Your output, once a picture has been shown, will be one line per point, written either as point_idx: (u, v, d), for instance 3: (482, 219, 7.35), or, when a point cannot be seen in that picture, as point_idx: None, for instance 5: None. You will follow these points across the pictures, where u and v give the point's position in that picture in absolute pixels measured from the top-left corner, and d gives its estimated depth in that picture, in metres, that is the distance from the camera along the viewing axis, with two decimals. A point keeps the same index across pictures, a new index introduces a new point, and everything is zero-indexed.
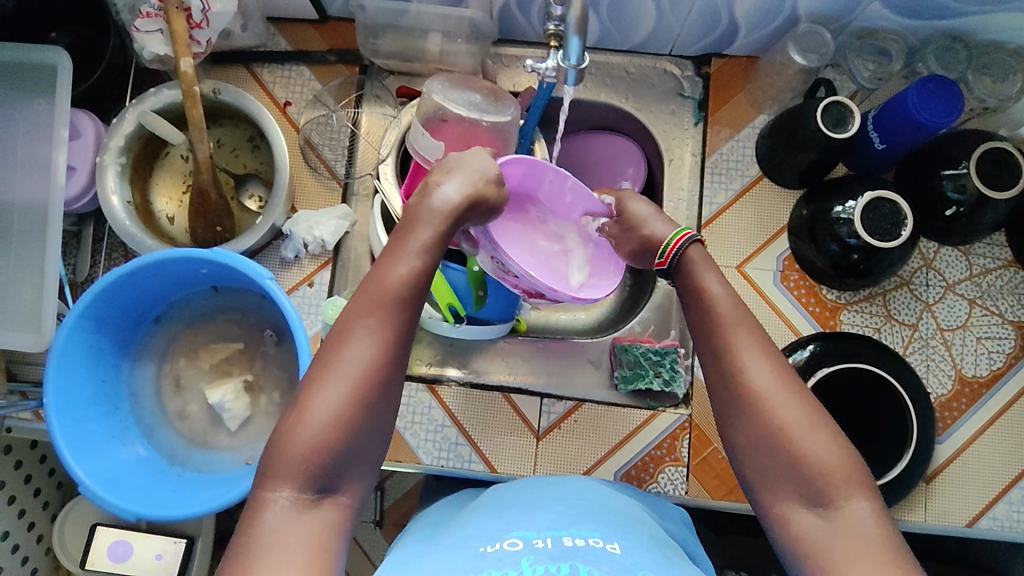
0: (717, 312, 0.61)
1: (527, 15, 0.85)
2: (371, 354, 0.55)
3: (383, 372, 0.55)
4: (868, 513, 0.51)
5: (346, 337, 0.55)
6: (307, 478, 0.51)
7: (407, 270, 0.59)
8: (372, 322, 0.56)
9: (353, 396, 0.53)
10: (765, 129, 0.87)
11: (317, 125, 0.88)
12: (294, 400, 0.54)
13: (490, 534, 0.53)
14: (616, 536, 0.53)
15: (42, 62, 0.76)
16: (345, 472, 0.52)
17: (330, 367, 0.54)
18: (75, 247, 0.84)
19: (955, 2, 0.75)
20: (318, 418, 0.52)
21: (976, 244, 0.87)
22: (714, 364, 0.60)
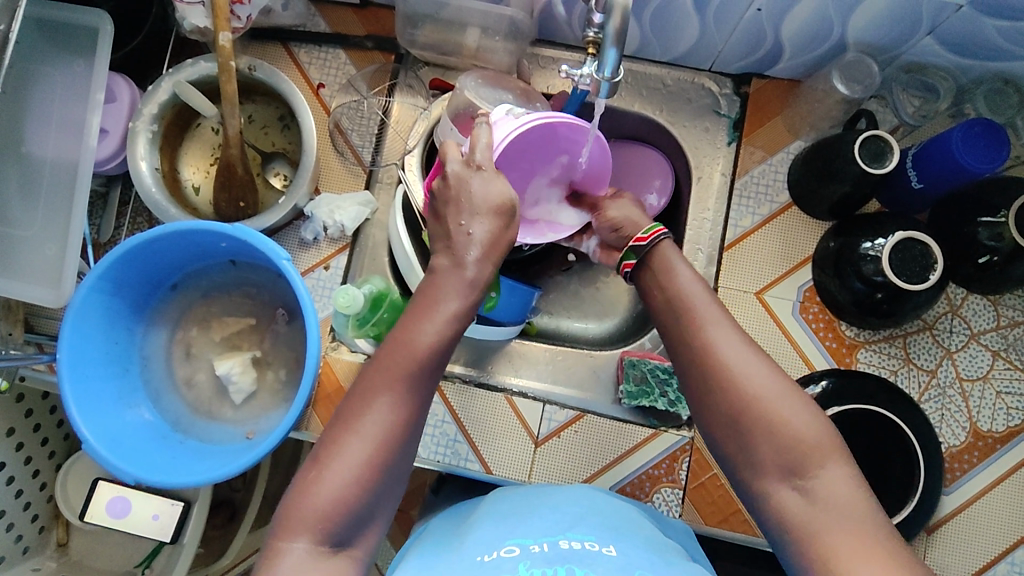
0: (682, 293, 0.65)
1: (569, 18, 0.84)
2: (391, 420, 0.55)
3: (403, 433, 0.56)
4: (842, 481, 0.52)
5: (370, 401, 0.56)
6: (320, 522, 0.51)
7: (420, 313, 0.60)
8: (398, 391, 0.56)
9: (370, 460, 0.53)
10: (799, 155, 0.85)
11: (348, 110, 0.88)
12: (313, 458, 0.54)
13: (488, 542, 0.53)
14: (613, 540, 0.54)
15: (85, 23, 0.77)
16: (358, 526, 0.53)
17: (351, 427, 0.55)
18: (102, 208, 0.85)
19: (1011, 45, 0.72)
20: (339, 474, 0.52)
21: (1006, 295, 0.84)
22: (687, 354, 0.61)
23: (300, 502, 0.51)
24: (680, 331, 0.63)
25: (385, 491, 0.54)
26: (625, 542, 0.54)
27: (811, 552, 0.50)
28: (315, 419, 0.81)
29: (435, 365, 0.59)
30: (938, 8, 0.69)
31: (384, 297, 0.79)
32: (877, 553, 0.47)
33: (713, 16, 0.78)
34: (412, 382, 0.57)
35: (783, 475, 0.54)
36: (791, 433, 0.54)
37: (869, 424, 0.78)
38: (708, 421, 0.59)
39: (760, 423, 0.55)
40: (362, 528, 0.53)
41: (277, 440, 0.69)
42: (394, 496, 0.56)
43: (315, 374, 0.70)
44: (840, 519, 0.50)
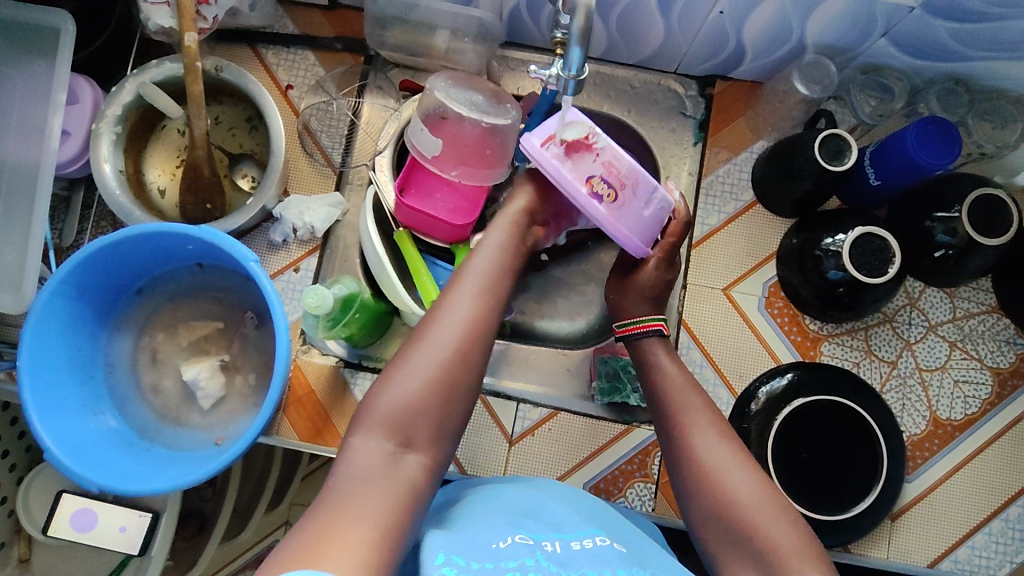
0: (671, 392, 0.68)
1: (537, 20, 0.85)
2: (457, 327, 0.61)
3: (472, 338, 0.62)
4: None
5: (434, 316, 0.62)
6: (393, 423, 0.56)
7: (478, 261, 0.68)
8: (457, 304, 0.63)
9: (442, 361, 0.59)
10: (762, 155, 0.87)
11: (317, 111, 0.88)
12: (388, 368, 0.60)
13: (499, 526, 0.56)
14: (616, 537, 0.59)
15: (45, 24, 0.76)
16: (424, 426, 0.57)
17: (422, 339, 0.61)
18: (64, 212, 0.84)
19: (960, 46, 0.75)
20: (408, 376, 0.58)
21: (962, 287, 0.87)
22: (675, 462, 0.64)
23: (372, 405, 0.57)
24: (670, 435, 0.66)
25: (452, 396, 0.59)
26: (627, 540, 0.59)
27: None
28: (286, 423, 0.80)
29: (492, 286, 0.66)
30: (891, 10, 0.72)
31: (354, 298, 0.77)
32: None
33: (677, 18, 0.79)
34: (471, 301, 0.64)
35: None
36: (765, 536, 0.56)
37: (840, 421, 0.80)
38: (689, 513, 0.62)
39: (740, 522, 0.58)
40: (428, 430, 0.57)
41: (246, 445, 0.68)
42: (465, 407, 0.60)
43: (283, 377, 0.69)
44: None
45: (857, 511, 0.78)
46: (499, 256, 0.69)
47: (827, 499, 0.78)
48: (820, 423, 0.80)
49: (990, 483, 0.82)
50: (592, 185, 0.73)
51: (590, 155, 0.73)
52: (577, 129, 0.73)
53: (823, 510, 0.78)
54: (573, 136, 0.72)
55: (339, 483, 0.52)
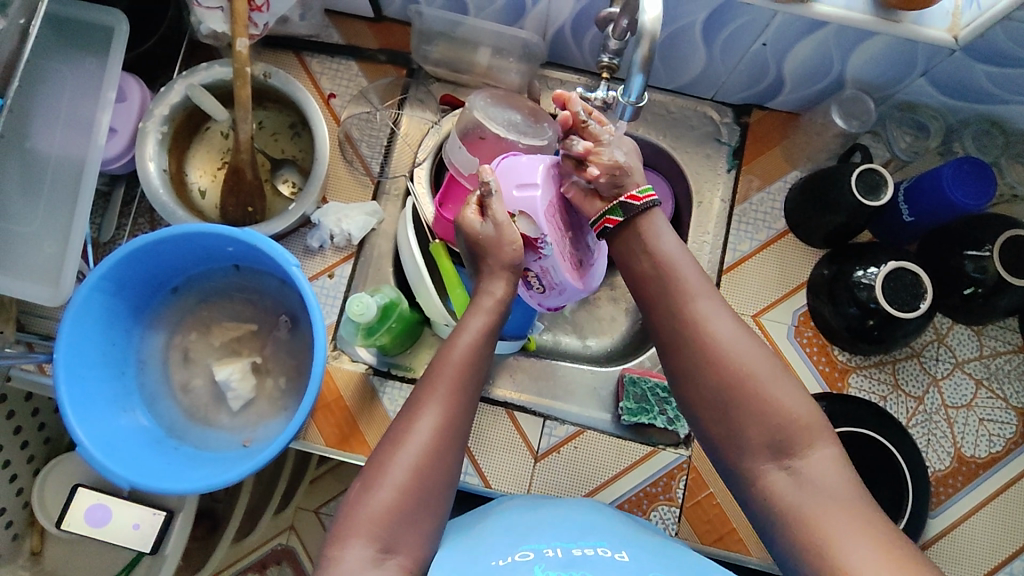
0: (675, 272, 0.66)
1: (580, 44, 0.86)
2: (437, 426, 0.61)
3: (450, 435, 0.61)
4: (826, 462, 0.55)
5: (416, 413, 0.61)
6: (374, 531, 0.56)
7: (466, 342, 0.66)
8: (438, 397, 0.62)
9: (421, 464, 0.59)
10: (796, 185, 0.88)
11: (358, 121, 0.89)
12: (367, 471, 0.59)
13: (503, 547, 0.56)
14: (624, 548, 0.57)
15: (100, 23, 0.78)
16: (404, 532, 0.57)
17: (403, 440, 0.60)
18: (104, 207, 0.84)
19: (997, 89, 0.76)
20: (386, 485, 0.58)
21: (989, 326, 0.88)
22: (678, 330, 0.63)
23: (354, 512, 0.57)
24: (668, 306, 0.65)
25: (432, 497, 0.59)
26: (640, 548, 0.58)
27: (798, 539, 0.52)
28: (314, 427, 0.81)
29: (473, 376, 0.65)
30: (932, 51, 0.73)
31: (393, 307, 0.77)
32: (858, 518, 0.51)
33: (720, 47, 0.81)
34: (451, 395, 0.63)
35: (773, 457, 0.56)
36: (774, 407, 0.57)
37: (860, 452, 0.81)
38: (694, 402, 0.61)
39: (752, 402, 0.58)
40: (408, 534, 0.57)
41: (279, 449, 0.68)
42: (440, 508, 0.60)
43: (319, 383, 0.69)
44: (822, 499, 0.53)
45: None
46: (485, 339, 0.67)
47: None
48: None
49: (1016, 522, 0.83)
50: (528, 271, 0.78)
51: (533, 252, 0.76)
52: (533, 226, 0.74)
53: None
54: (521, 230, 0.73)
55: None
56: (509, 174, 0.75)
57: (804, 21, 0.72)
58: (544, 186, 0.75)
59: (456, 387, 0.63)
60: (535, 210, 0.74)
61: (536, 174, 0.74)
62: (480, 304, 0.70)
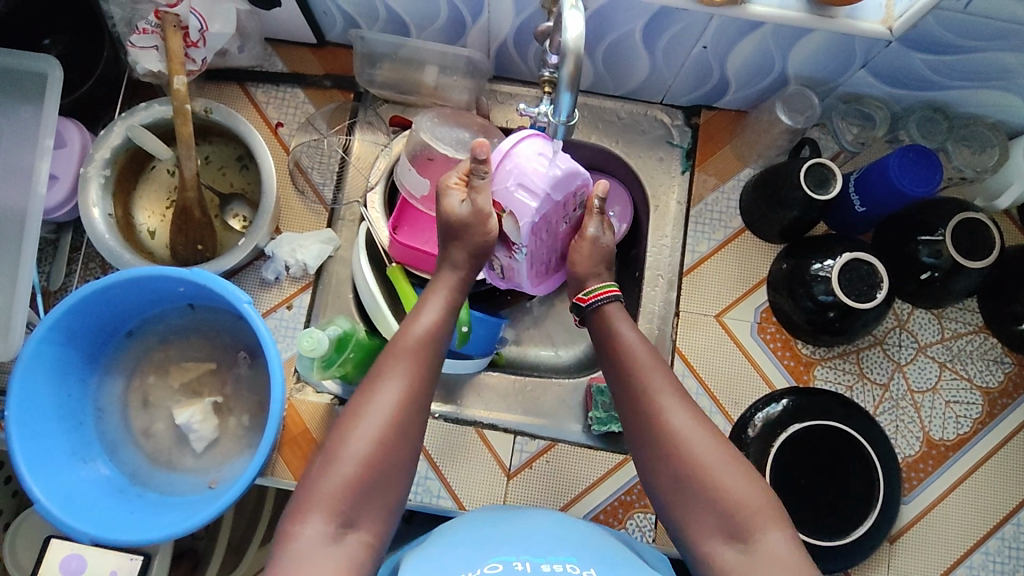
0: (634, 358, 0.68)
1: (524, 56, 0.86)
2: (395, 399, 0.61)
3: (409, 408, 0.61)
4: (780, 543, 0.56)
5: (373, 387, 0.62)
6: (332, 508, 0.55)
7: (422, 329, 0.66)
8: (393, 372, 0.62)
9: (380, 438, 0.59)
10: (749, 182, 0.89)
11: (308, 149, 0.88)
12: (325, 446, 0.59)
13: (470, 557, 0.55)
14: (591, 564, 0.56)
15: (31, 69, 0.76)
16: (364, 509, 0.57)
17: (361, 414, 0.60)
18: (52, 255, 0.83)
19: (935, 75, 0.77)
20: (347, 458, 0.57)
21: (949, 308, 0.88)
22: (637, 419, 0.65)
23: (313, 489, 0.56)
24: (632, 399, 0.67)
25: (394, 471, 0.59)
26: (603, 564, 0.57)
27: None
28: (281, 463, 0.80)
29: (432, 354, 0.65)
30: (869, 44, 0.73)
31: (349, 337, 0.76)
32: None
33: (662, 53, 0.81)
34: (408, 372, 0.63)
35: (727, 538, 0.58)
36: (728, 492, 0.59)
37: (833, 444, 0.81)
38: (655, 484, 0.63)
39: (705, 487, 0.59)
40: (369, 509, 0.57)
41: (241, 490, 0.67)
42: (400, 481, 0.60)
43: (278, 421, 0.68)
44: None
45: (855, 535, 0.79)
46: (445, 318, 0.69)
47: (822, 524, 0.79)
48: (803, 454, 0.81)
49: (988, 503, 0.83)
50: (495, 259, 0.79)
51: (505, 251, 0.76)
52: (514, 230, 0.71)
53: (819, 536, 0.78)
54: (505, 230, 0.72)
55: None
56: (503, 172, 0.69)
57: (741, 21, 0.72)
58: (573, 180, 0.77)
59: (413, 366, 0.63)
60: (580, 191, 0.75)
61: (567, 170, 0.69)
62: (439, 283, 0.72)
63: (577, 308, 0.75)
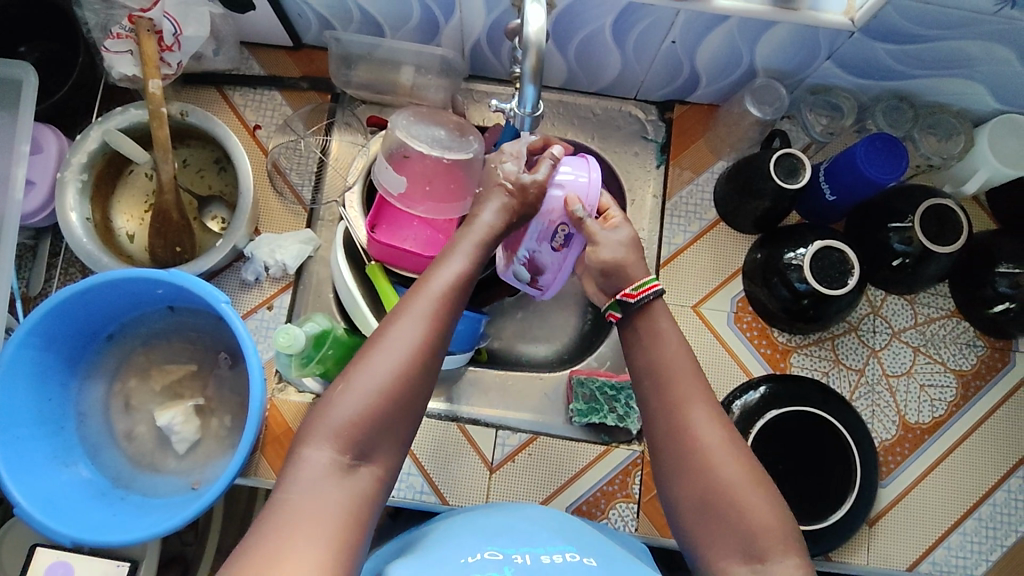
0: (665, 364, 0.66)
1: (498, 54, 0.87)
2: (416, 337, 0.60)
3: (431, 349, 0.60)
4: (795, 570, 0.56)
5: (394, 322, 0.61)
6: (344, 436, 0.55)
7: (451, 275, 0.65)
8: (417, 311, 0.61)
9: (399, 373, 0.58)
10: (722, 174, 0.90)
11: (285, 150, 0.89)
12: (343, 373, 0.59)
13: (469, 547, 0.56)
14: (590, 554, 0.58)
15: (6, 75, 0.76)
16: (377, 440, 0.57)
17: (379, 345, 0.59)
18: (31, 261, 0.83)
19: (899, 64, 0.78)
20: (364, 387, 0.57)
21: (921, 293, 0.90)
22: (669, 426, 0.63)
23: (327, 413, 0.56)
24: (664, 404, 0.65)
25: (407, 406, 0.58)
26: (602, 554, 0.59)
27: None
28: (264, 463, 0.80)
29: (456, 299, 0.64)
30: (833, 35, 0.75)
31: (327, 334, 0.77)
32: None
33: (633, 48, 0.82)
34: (432, 313, 0.62)
35: (744, 558, 0.57)
36: (746, 514, 0.58)
37: (809, 429, 0.82)
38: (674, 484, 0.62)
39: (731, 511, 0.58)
40: (382, 441, 0.57)
41: (222, 488, 0.67)
42: (412, 417, 0.59)
43: (258, 419, 0.69)
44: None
45: (834, 519, 0.80)
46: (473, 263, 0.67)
47: (804, 506, 0.80)
48: (789, 431, 0.82)
49: (964, 484, 0.85)
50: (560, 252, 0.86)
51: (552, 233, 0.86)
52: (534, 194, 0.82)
53: (800, 520, 0.79)
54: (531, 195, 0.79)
55: (282, 501, 0.51)
56: None
57: (707, 16, 0.73)
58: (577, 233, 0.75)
59: (437, 307, 0.62)
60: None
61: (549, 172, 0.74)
62: (472, 234, 0.69)
63: (621, 302, 0.70)
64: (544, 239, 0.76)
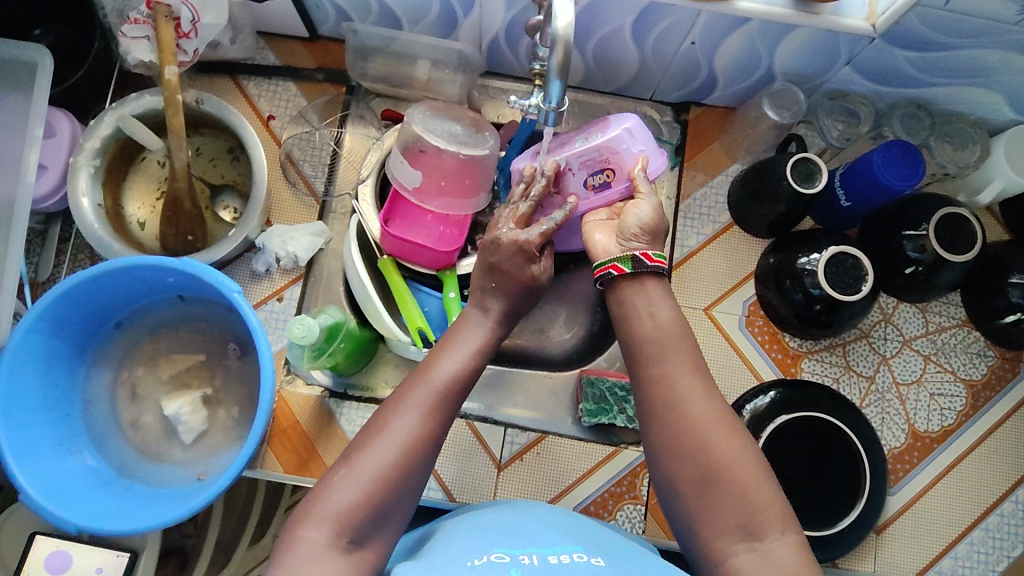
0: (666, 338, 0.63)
1: (515, 51, 0.86)
2: (420, 424, 0.58)
3: (435, 436, 0.58)
4: (790, 549, 0.53)
5: (398, 407, 0.58)
6: (339, 522, 0.52)
7: (459, 361, 0.62)
8: (422, 395, 0.59)
9: (399, 460, 0.55)
10: (737, 178, 0.90)
11: (299, 141, 0.88)
12: (343, 455, 0.56)
13: (476, 548, 0.55)
14: (601, 555, 0.57)
15: (21, 58, 0.75)
16: (373, 529, 0.54)
17: (382, 429, 0.57)
18: (40, 246, 0.82)
19: (918, 72, 0.78)
20: (363, 473, 0.54)
21: (933, 302, 0.90)
22: (662, 408, 0.60)
23: (323, 496, 0.54)
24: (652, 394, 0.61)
25: (406, 495, 0.56)
26: (613, 555, 0.58)
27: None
28: (271, 455, 0.80)
29: (464, 384, 0.62)
30: (853, 41, 0.75)
31: (339, 327, 0.76)
32: None
33: (651, 48, 0.82)
34: (438, 397, 0.60)
35: (742, 536, 0.54)
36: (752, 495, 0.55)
37: (819, 437, 0.82)
38: (673, 472, 0.59)
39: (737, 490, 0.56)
40: (382, 528, 0.55)
41: (230, 480, 0.67)
42: (409, 506, 0.57)
43: (268, 411, 0.68)
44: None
45: (842, 525, 0.80)
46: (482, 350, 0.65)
47: (812, 513, 0.80)
48: (797, 441, 0.81)
49: (972, 493, 0.84)
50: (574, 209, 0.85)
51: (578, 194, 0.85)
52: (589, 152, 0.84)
53: (809, 526, 0.79)
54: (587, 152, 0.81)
55: None
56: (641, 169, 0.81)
57: (728, 17, 0.73)
58: (616, 184, 0.78)
59: (445, 391, 0.60)
60: (604, 131, 0.78)
61: (642, 129, 0.78)
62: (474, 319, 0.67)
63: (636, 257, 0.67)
64: (587, 169, 0.79)
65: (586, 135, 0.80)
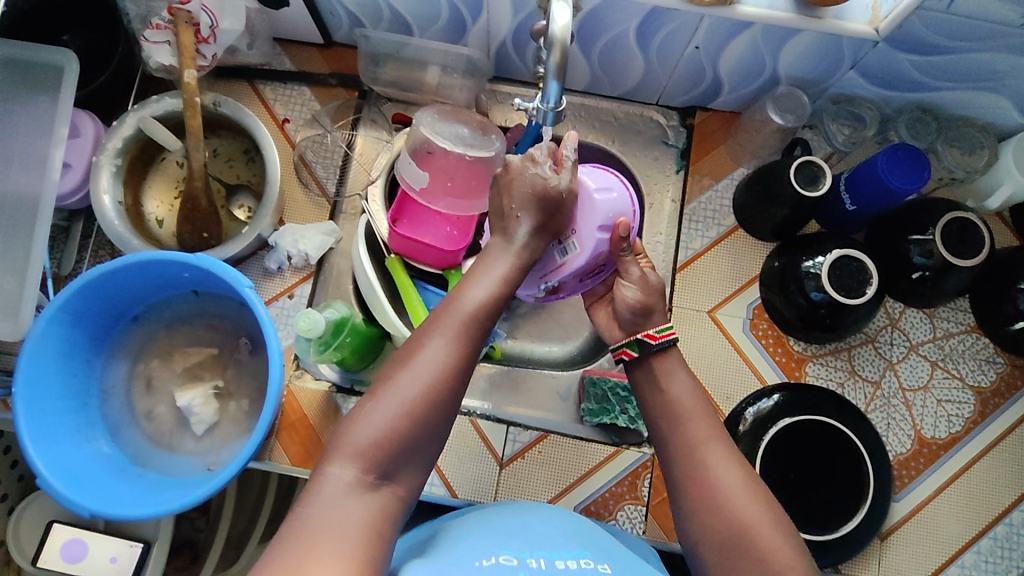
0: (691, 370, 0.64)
1: (523, 56, 0.88)
2: (444, 357, 0.59)
3: (459, 369, 0.60)
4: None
5: (423, 341, 0.60)
6: (367, 454, 0.54)
7: (484, 294, 0.64)
8: (447, 330, 0.61)
9: (425, 392, 0.57)
10: (742, 182, 0.90)
11: (312, 143, 0.91)
12: (370, 390, 0.58)
13: (485, 550, 0.55)
14: (606, 560, 0.57)
15: (49, 62, 0.79)
16: (401, 460, 0.55)
17: (408, 363, 0.59)
18: (63, 242, 0.86)
19: (924, 77, 0.79)
20: (390, 405, 0.56)
21: (941, 308, 0.89)
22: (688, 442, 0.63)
23: (352, 430, 0.55)
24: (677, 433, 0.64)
25: (432, 425, 0.57)
26: (614, 558, 0.58)
27: None
28: (279, 448, 0.81)
29: (486, 318, 0.64)
30: (857, 44, 0.75)
31: (345, 322, 0.78)
32: None
33: (656, 55, 0.83)
34: (461, 331, 0.61)
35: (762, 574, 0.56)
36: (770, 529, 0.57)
37: (821, 438, 0.81)
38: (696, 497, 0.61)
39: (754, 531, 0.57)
40: (405, 464, 0.56)
41: (236, 471, 0.68)
42: (436, 436, 0.58)
43: (275, 403, 0.70)
44: None
45: (845, 530, 0.79)
46: (506, 284, 0.66)
47: (815, 518, 0.79)
48: (801, 440, 0.81)
49: (979, 502, 0.83)
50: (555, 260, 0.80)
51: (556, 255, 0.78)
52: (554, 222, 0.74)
53: (812, 530, 0.79)
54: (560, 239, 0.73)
55: (302, 518, 0.50)
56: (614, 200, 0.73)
57: (730, 22, 0.74)
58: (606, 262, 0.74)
59: (467, 323, 0.62)
60: (582, 238, 0.70)
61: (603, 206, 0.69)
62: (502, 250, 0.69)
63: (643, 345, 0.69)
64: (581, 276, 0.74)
65: (562, 244, 0.72)
